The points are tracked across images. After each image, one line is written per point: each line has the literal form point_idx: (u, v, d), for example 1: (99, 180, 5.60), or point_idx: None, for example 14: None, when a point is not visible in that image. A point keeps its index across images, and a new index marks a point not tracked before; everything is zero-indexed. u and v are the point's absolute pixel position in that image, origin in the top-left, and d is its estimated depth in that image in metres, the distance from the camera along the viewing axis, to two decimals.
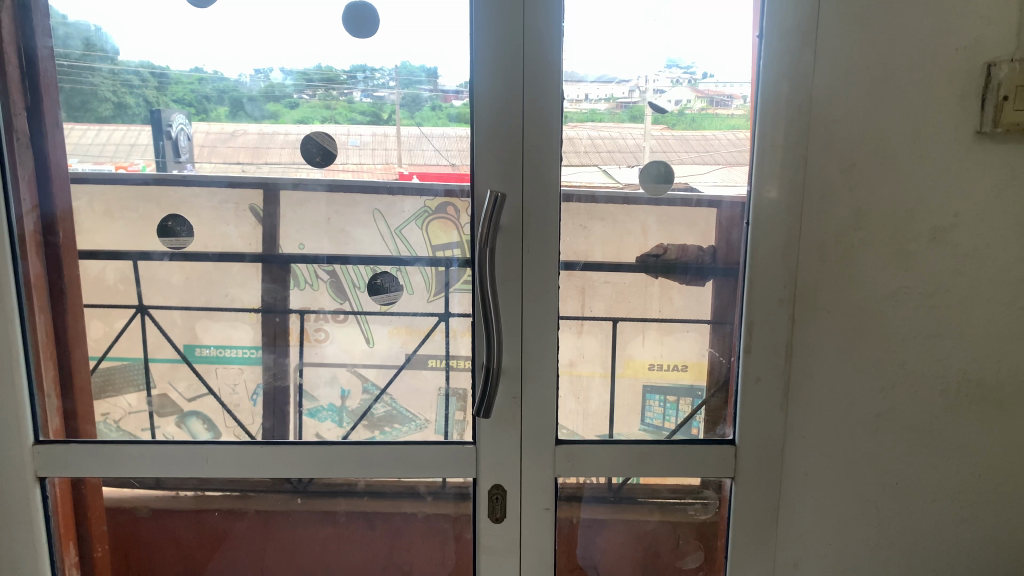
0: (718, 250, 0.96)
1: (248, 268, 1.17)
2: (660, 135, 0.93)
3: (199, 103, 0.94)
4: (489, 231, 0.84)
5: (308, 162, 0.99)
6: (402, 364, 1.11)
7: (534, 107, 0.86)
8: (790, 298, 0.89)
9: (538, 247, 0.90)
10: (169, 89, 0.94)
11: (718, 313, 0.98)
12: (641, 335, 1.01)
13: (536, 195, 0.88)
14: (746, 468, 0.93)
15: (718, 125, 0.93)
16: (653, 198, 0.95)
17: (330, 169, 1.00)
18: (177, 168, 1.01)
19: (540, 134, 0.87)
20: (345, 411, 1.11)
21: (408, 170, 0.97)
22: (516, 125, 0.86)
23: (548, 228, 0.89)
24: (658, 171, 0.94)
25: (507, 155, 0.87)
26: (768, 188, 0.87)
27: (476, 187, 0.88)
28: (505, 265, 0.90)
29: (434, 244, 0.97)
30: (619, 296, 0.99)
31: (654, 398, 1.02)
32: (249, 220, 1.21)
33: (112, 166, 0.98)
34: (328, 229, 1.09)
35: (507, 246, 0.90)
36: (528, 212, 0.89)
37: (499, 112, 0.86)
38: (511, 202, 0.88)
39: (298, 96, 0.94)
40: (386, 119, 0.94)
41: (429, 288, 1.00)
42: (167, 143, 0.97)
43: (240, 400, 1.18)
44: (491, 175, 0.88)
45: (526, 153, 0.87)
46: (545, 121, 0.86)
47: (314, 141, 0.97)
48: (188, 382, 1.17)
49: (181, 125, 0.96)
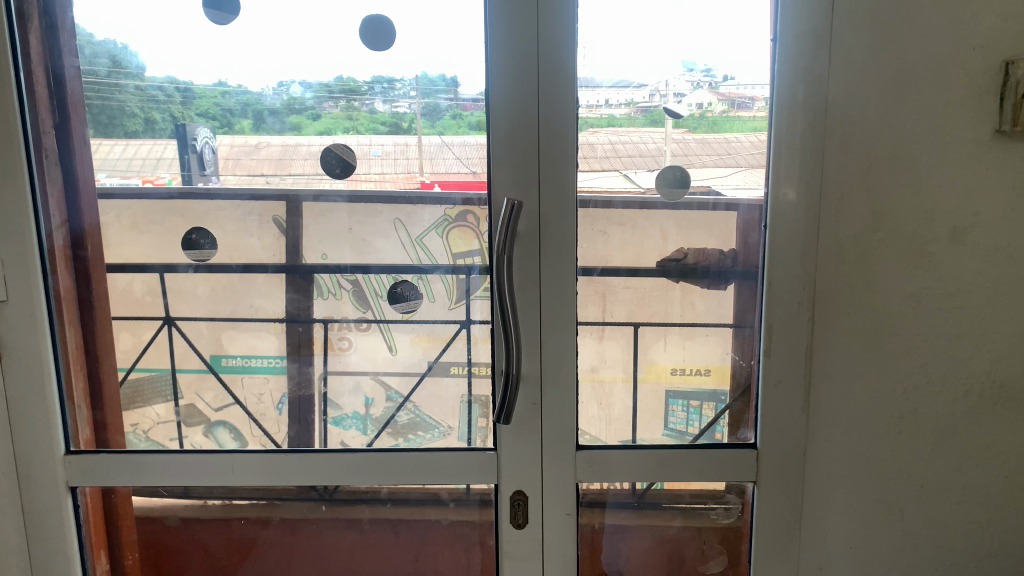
0: (739, 252, 0.96)
1: (273, 278, 1.15)
2: (680, 139, 0.94)
3: (223, 116, 0.96)
4: (505, 238, 0.85)
5: (330, 174, 1.00)
6: (424, 373, 1.07)
7: (549, 113, 0.87)
8: (809, 301, 0.89)
9: (556, 253, 0.90)
10: (193, 103, 0.95)
11: (739, 317, 0.97)
12: (663, 339, 1.01)
13: (554, 202, 0.89)
14: (767, 470, 0.93)
15: (739, 128, 0.92)
16: (670, 202, 0.95)
17: (351, 180, 1.00)
18: (202, 181, 1.01)
19: (555, 142, 0.88)
20: (369, 419, 1.13)
21: (430, 179, 0.97)
22: (530, 132, 0.87)
23: (566, 235, 0.90)
24: (676, 175, 0.94)
25: (522, 161, 0.88)
26: (785, 191, 0.87)
27: (494, 195, 0.90)
28: (523, 271, 0.90)
29: (455, 252, 0.99)
30: (641, 301, 0.99)
31: (677, 403, 1.02)
32: (273, 231, 1.15)
33: (139, 180, 0.99)
34: (351, 239, 1.05)
35: (524, 253, 0.90)
36: (545, 218, 0.89)
37: (516, 119, 0.87)
38: (528, 209, 0.89)
39: (321, 108, 0.95)
40: (406, 128, 0.96)
41: (449, 295, 1.01)
42: (193, 156, 0.98)
43: (266, 408, 1.15)
44: (507, 182, 0.89)
45: (541, 161, 0.88)
46: (560, 127, 0.87)
47: (332, 153, 0.98)
48: (214, 392, 1.15)
49: (205, 139, 0.97)
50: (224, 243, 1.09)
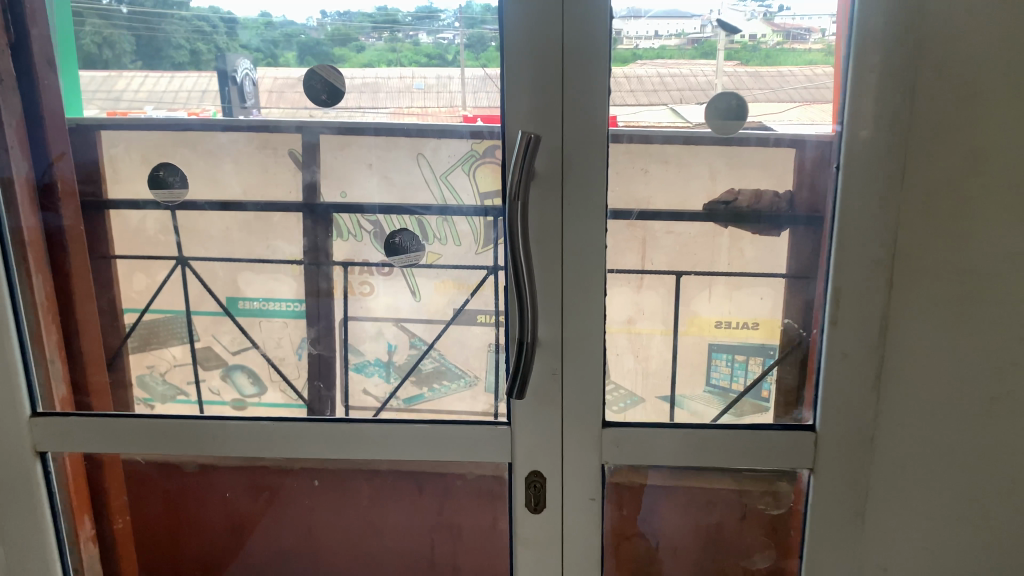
0: (795, 196, 0.90)
1: (292, 215, 1.12)
2: (732, 72, 0.87)
3: (266, 48, 0.87)
4: (521, 179, 0.76)
5: (315, 101, 0.89)
6: (450, 319, 1.00)
7: (574, 42, 0.76)
8: (887, 260, 0.79)
9: (578, 197, 0.81)
10: (239, 34, 0.87)
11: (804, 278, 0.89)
12: (707, 290, 0.98)
13: (581, 143, 0.79)
14: (829, 452, 0.85)
15: (793, 61, 0.86)
16: (724, 135, 0.89)
17: (393, 112, 0.92)
18: (243, 114, 0.95)
19: (581, 66, 0.77)
20: (391, 366, 1.08)
21: (472, 113, 0.86)
22: (550, 65, 0.77)
23: (595, 179, 0.80)
24: (732, 104, 0.88)
25: (540, 98, 0.78)
26: (863, 128, 0.76)
27: (506, 127, 0.79)
28: (541, 217, 0.81)
29: (481, 192, 0.91)
30: (683, 248, 0.98)
31: (721, 357, 1.00)
32: (288, 164, 1.08)
33: (185, 113, 0.94)
34: (373, 176, 1.01)
35: (546, 202, 0.81)
36: (568, 156, 0.80)
37: (536, 40, 0.76)
38: (548, 145, 0.79)
39: (365, 39, 0.87)
40: (450, 61, 0.85)
41: (476, 239, 0.94)
42: (234, 89, 0.91)
43: (285, 353, 1.10)
44: (524, 114, 0.78)
45: (564, 97, 0.78)
46: (589, 57, 0.76)
47: (318, 77, 0.88)
48: (232, 334, 1.11)
49: (246, 71, 0.90)
50: (198, 175, 1.01)
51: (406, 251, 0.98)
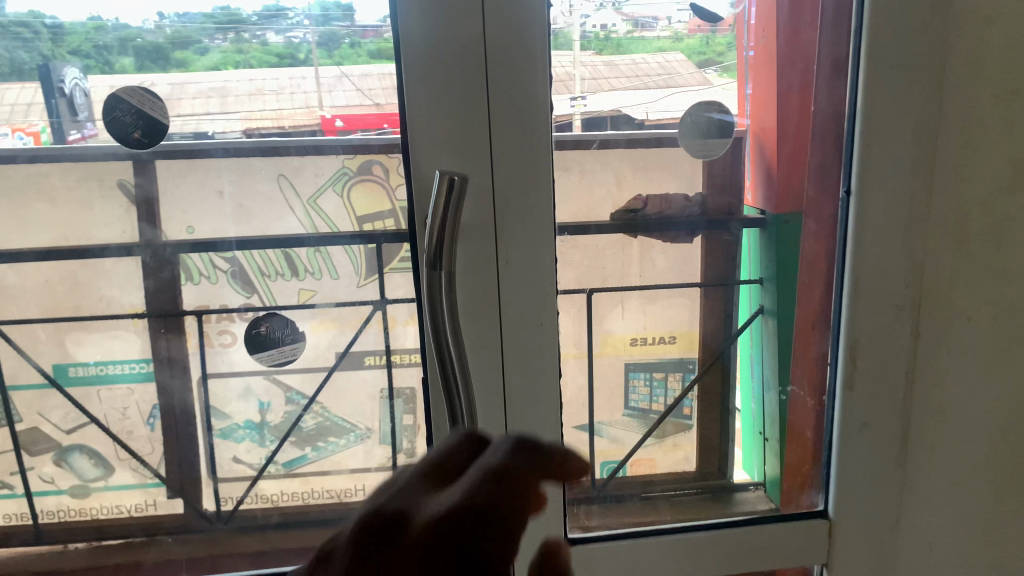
0: (708, 199, 0.83)
1: (126, 262, 0.84)
2: (590, 61, 0.69)
3: (98, 56, 0.68)
4: (439, 240, 0.53)
5: (120, 138, 0.67)
6: (334, 364, 0.91)
7: (500, 51, 0.58)
8: (912, 302, 0.68)
9: (523, 256, 0.62)
10: (66, 38, 0.67)
11: (795, 342, 0.80)
12: (620, 306, 0.87)
13: (518, 185, 0.61)
14: (850, 541, 0.74)
15: (644, 49, 0.72)
16: (706, 154, 0.79)
17: (246, 116, 0.75)
18: (75, 130, 0.70)
19: (508, 65, 0.58)
20: (266, 427, 0.93)
21: (332, 115, 0.75)
22: (470, 83, 0.58)
23: (538, 230, 0.62)
24: (711, 119, 0.77)
25: (458, 126, 0.59)
26: (877, 147, 0.65)
27: (417, 163, 0.59)
28: (468, 281, 0.62)
29: (359, 215, 0.83)
30: (594, 263, 0.80)
31: (639, 377, 0.91)
32: (120, 201, 0.82)
33: (8, 129, 0.72)
34: (225, 205, 0.82)
35: (472, 258, 0.62)
36: (502, 196, 0.61)
37: (448, 36, 0.57)
38: (474, 185, 0.60)
39: (208, 41, 0.70)
40: (303, 60, 0.71)
41: (357, 271, 0.85)
42: (61, 101, 0.69)
43: (133, 425, 0.92)
44: (441, 139, 0.59)
45: (491, 127, 0.59)
46: (519, 72, 0.58)
47: (126, 105, 0.65)
48: (64, 410, 0.91)
49: (74, 80, 0.67)
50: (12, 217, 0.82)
51: (278, 345, 0.81)
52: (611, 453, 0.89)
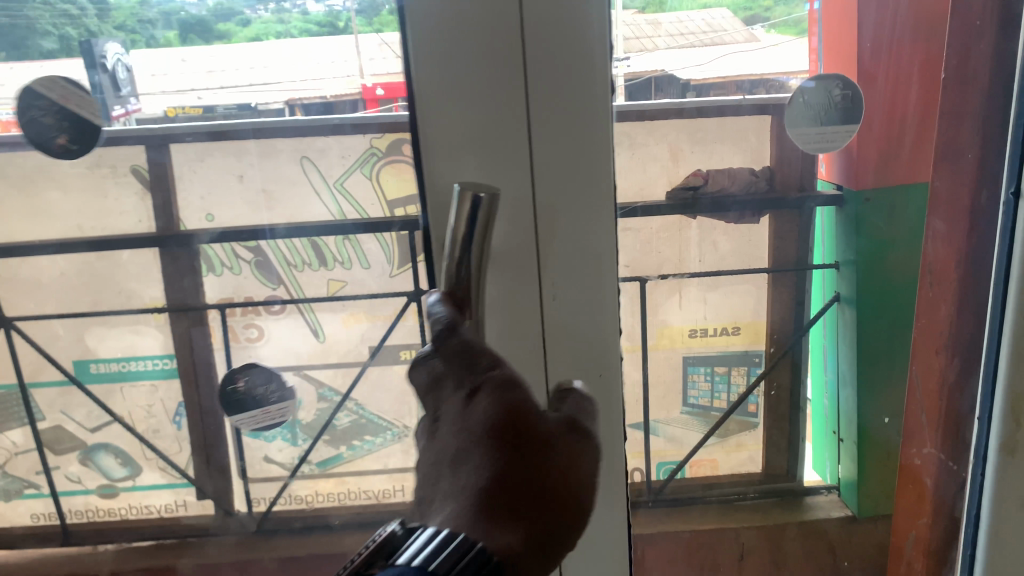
0: (776, 175, 0.74)
1: (142, 253, 0.79)
2: (632, 23, 0.56)
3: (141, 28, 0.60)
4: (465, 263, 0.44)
5: (50, 149, 0.68)
6: (368, 360, 0.84)
7: (543, 53, 0.47)
8: None
9: (569, 275, 0.53)
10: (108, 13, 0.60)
11: (919, 369, 0.73)
12: (679, 294, 0.76)
13: (566, 207, 0.51)
14: None
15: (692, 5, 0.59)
16: (817, 144, 0.70)
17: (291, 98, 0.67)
18: (119, 107, 0.64)
19: (552, 59, 0.47)
20: (297, 426, 0.84)
21: (373, 85, 0.59)
22: (506, 91, 0.48)
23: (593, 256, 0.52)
24: (832, 98, 0.69)
25: (485, 137, 0.49)
26: None
27: (433, 180, 0.50)
28: (513, 315, 0.53)
29: (390, 199, 0.73)
30: (648, 247, 0.71)
31: (698, 371, 0.81)
32: (136, 186, 0.76)
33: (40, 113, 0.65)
34: (245, 191, 0.75)
35: (508, 287, 0.52)
36: (544, 214, 0.51)
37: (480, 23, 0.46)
38: (509, 201, 0.50)
39: (249, 12, 0.60)
40: (343, 30, 0.60)
41: (389, 260, 0.77)
42: (103, 78, 0.63)
43: (161, 424, 0.86)
44: (465, 152, 0.49)
45: (532, 140, 0.49)
46: (573, 78, 0.48)
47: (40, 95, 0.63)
48: (85, 408, 0.85)
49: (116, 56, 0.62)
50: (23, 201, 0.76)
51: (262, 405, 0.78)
52: (670, 454, 0.80)
